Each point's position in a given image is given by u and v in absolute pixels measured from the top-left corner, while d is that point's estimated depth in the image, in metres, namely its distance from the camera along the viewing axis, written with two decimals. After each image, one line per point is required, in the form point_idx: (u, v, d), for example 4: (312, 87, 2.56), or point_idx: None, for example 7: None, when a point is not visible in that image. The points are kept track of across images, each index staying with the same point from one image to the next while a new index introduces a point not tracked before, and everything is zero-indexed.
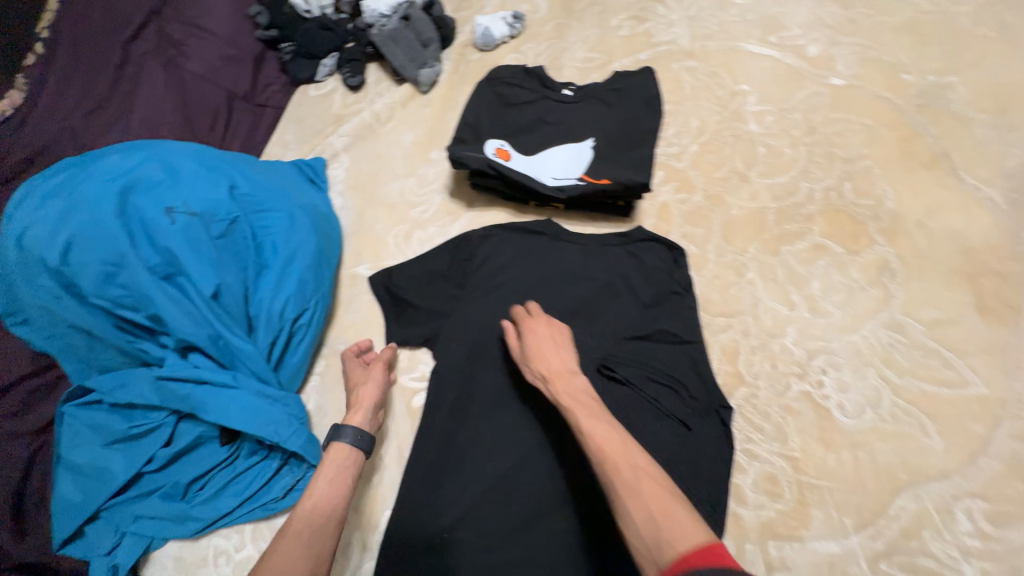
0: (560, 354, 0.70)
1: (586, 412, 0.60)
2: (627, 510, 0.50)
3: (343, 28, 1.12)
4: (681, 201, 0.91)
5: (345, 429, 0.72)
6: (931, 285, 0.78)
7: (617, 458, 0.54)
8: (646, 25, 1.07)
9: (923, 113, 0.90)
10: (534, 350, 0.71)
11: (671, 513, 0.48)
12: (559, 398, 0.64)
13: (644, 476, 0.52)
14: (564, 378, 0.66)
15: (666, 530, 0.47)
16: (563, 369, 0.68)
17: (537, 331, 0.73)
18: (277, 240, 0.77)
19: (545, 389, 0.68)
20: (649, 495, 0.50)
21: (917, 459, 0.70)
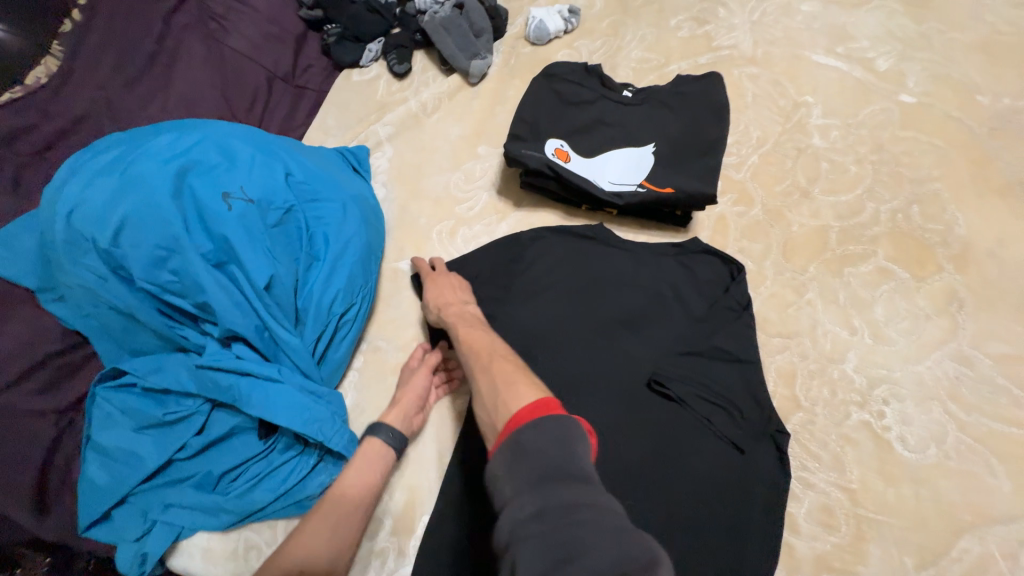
0: (453, 290, 0.81)
1: (465, 326, 0.72)
2: (479, 388, 0.61)
3: (391, 13, 1.08)
4: (739, 214, 0.88)
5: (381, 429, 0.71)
6: (1000, 319, 0.75)
7: (479, 355, 0.66)
8: (705, 28, 1.02)
9: (997, 138, 0.85)
10: (431, 287, 0.81)
11: (511, 388, 0.57)
12: (446, 320, 0.76)
13: (494, 361, 0.63)
14: (454, 306, 0.77)
15: (504, 398, 0.56)
16: (455, 300, 0.79)
17: (436, 272, 0.83)
18: (329, 230, 0.74)
19: (437, 318, 0.78)
20: (494, 373, 0.61)
21: (981, 499, 0.67)
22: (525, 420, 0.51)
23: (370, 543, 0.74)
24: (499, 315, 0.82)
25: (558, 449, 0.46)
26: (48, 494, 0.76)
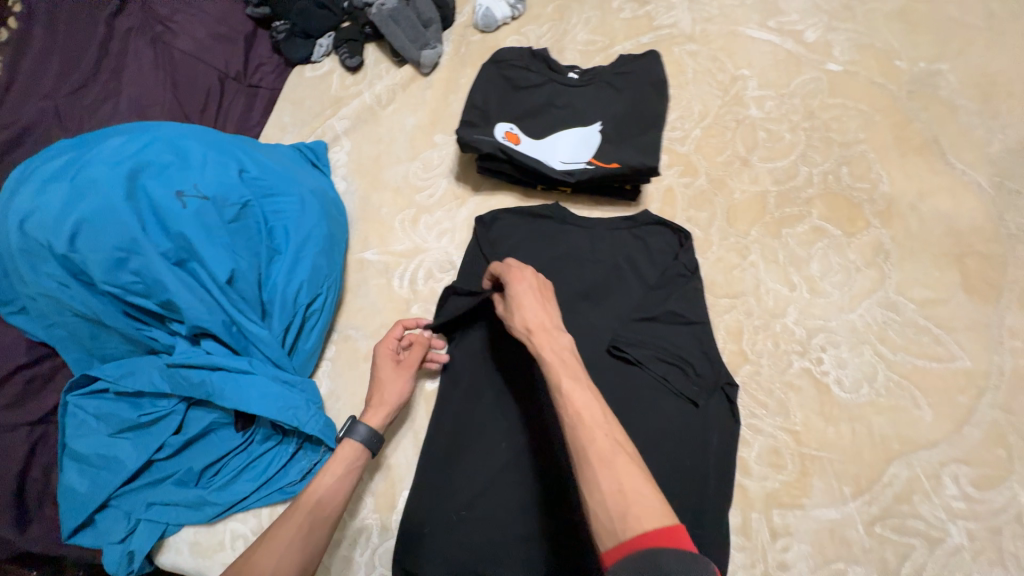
0: (542, 308, 0.67)
1: (567, 373, 0.59)
2: (595, 479, 0.51)
3: (338, 7, 1.08)
4: (686, 184, 0.93)
5: (358, 427, 0.73)
6: (921, 266, 0.82)
7: (592, 426, 0.54)
8: (646, 8, 1.06)
9: (915, 100, 0.91)
10: (518, 300, 0.68)
11: (637, 491, 0.50)
12: (543, 353, 0.62)
13: (621, 452, 0.52)
14: (548, 334, 0.64)
15: (632, 507, 0.49)
16: (547, 324, 0.65)
17: (521, 281, 0.70)
18: (289, 223, 0.75)
19: (525, 341, 0.65)
20: (621, 470, 0.51)
21: (908, 429, 0.74)
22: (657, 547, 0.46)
23: (355, 522, 0.78)
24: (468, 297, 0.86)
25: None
26: (30, 506, 0.77)
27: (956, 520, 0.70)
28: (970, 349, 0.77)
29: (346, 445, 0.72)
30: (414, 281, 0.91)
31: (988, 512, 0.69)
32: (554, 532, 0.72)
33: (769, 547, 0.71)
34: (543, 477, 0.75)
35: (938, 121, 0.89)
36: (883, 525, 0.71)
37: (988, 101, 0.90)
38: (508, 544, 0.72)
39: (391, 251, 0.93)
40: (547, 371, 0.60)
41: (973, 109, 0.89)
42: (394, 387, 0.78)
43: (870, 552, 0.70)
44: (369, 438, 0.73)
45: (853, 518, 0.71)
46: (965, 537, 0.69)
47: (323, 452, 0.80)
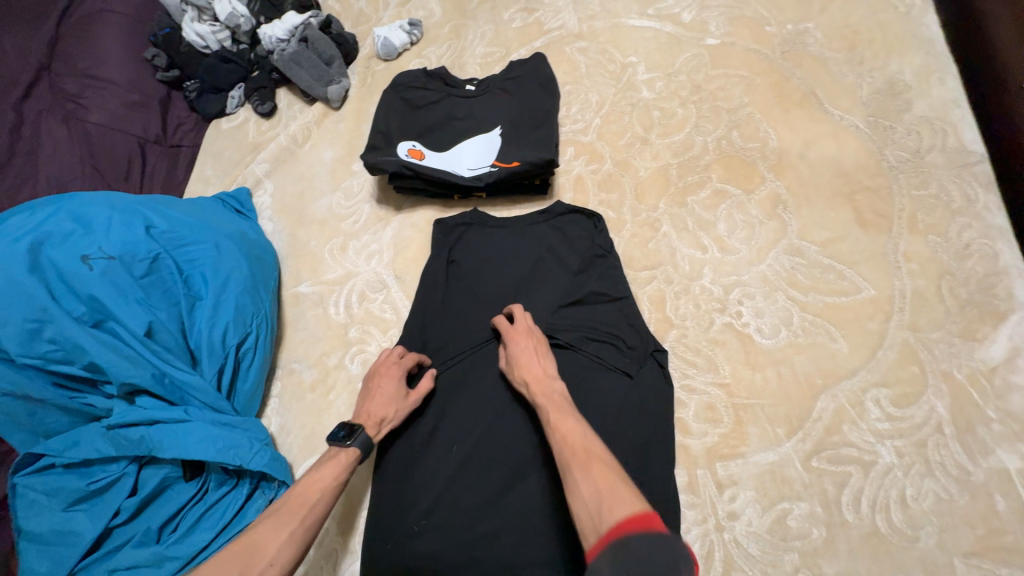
0: (537, 361, 0.74)
1: (559, 411, 0.65)
2: (575, 485, 0.55)
3: (245, 59, 1.13)
4: (594, 171, 0.97)
5: (360, 433, 0.72)
6: (818, 210, 0.87)
7: (575, 445, 0.59)
8: (536, 15, 1.13)
9: (788, 59, 0.98)
10: (516, 358, 0.75)
11: (611, 487, 0.52)
12: (536, 400, 0.69)
13: (594, 459, 0.56)
14: (542, 383, 0.70)
15: (606, 501, 0.51)
16: (543, 375, 0.72)
17: (519, 343, 0.76)
18: (206, 268, 0.79)
19: (524, 394, 0.72)
20: (597, 473, 0.54)
21: (829, 362, 0.78)
22: (631, 530, 0.47)
23: (319, 547, 0.82)
24: (416, 312, 0.89)
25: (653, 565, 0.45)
26: None
27: (884, 441, 0.72)
28: (872, 278, 0.81)
29: (346, 451, 0.71)
30: (350, 305, 0.93)
31: (910, 428, 0.72)
32: (513, 524, 0.73)
33: (718, 500, 0.73)
34: (496, 471, 0.76)
35: (812, 75, 0.96)
36: (818, 458, 0.73)
37: (854, 50, 0.97)
38: (471, 543, 0.73)
39: (323, 280, 0.96)
40: (540, 410, 0.67)
41: (841, 59, 0.96)
42: (382, 402, 0.77)
43: (811, 486, 0.72)
44: (366, 448, 0.72)
45: (790, 458, 0.73)
46: (895, 455, 0.71)
47: (278, 487, 0.81)
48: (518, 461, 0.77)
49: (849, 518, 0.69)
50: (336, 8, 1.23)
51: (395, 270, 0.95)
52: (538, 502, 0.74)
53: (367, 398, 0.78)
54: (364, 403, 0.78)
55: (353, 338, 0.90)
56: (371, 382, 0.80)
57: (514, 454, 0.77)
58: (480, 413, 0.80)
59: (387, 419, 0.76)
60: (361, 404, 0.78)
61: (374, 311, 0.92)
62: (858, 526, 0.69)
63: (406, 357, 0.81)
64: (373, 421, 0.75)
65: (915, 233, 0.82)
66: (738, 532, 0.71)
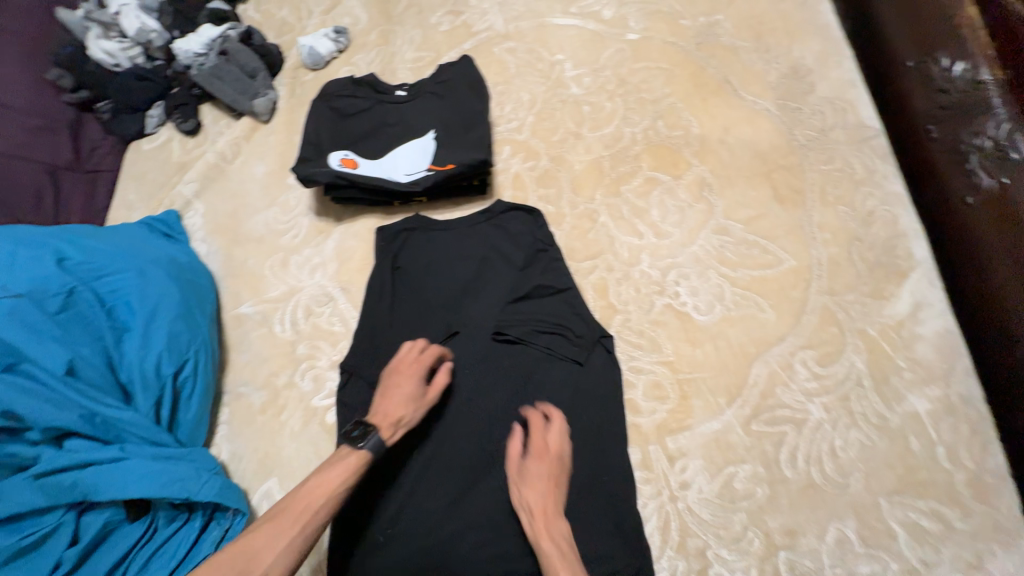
0: (549, 490, 0.70)
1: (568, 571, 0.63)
2: None
3: (161, 75, 1.08)
4: (531, 167, 0.99)
5: (372, 435, 0.70)
6: (739, 190, 0.92)
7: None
8: (462, 18, 1.14)
9: (703, 50, 1.04)
10: (529, 477, 0.70)
11: None
12: (541, 545, 0.66)
13: None
14: (550, 522, 0.67)
15: None
16: (552, 510, 0.68)
17: (537, 464, 0.71)
18: (131, 297, 0.76)
19: (524, 521, 0.68)
20: None
21: (760, 331, 0.83)
22: None
23: None
24: (365, 321, 0.88)
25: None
26: None
27: (813, 398, 0.78)
28: (792, 249, 0.87)
29: (356, 453, 0.69)
30: (296, 322, 0.91)
31: (834, 384, 0.78)
32: (479, 523, 0.74)
33: (670, 472, 0.77)
34: (458, 470, 0.77)
35: (725, 64, 1.02)
36: (757, 422, 0.78)
37: (760, 39, 1.03)
38: (440, 544, 0.73)
39: (266, 299, 0.93)
40: (540, 554, 0.65)
41: (749, 48, 1.03)
42: (398, 402, 0.74)
43: (752, 449, 0.76)
44: (378, 450, 0.70)
45: (732, 424, 0.78)
46: (823, 411, 0.77)
47: (235, 516, 0.77)
48: (479, 459, 0.78)
49: (788, 474, 0.75)
50: (257, 18, 1.19)
51: (340, 282, 0.93)
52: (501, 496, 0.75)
53: (382, 397, 0.75)
54: (381, 399, 0.75)
55: (301, 354, 0.88)
56: (388, 377, 0.77)
57: (474, 451, 0.78)
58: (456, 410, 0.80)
59: (403, 417, 0.73)
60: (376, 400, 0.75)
61: (321, 325, 0.90)
62: (796, 480, 0.74)
63: (428, 351, 0.79)
64: (389, 421, 0.72)
65: (826, 205, 0.89)
66: (691, 501, 0.75)
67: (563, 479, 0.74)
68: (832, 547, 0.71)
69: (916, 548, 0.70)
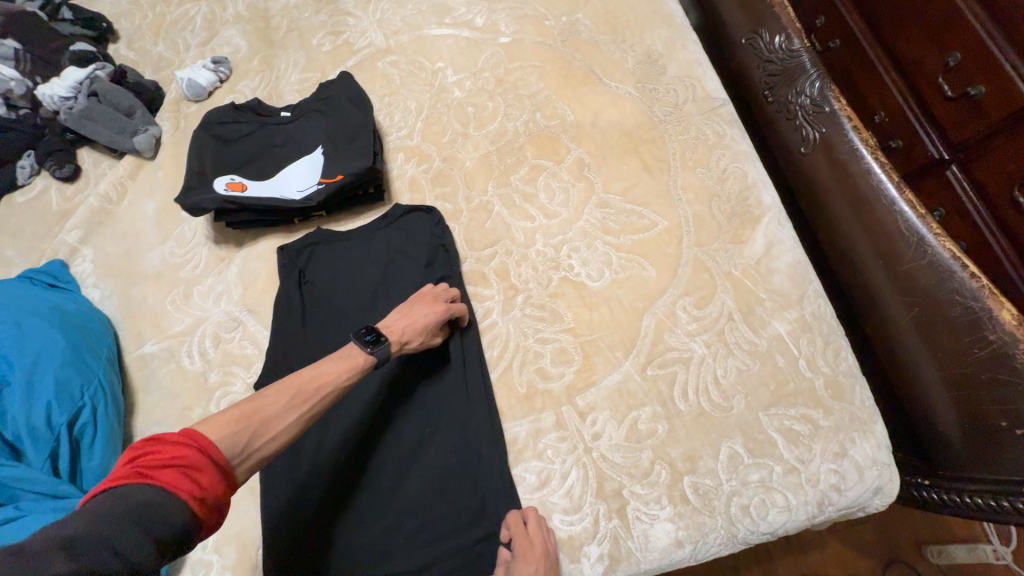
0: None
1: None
2: None
3: (29, 124, 1.04)
4: (425, 170, 1.05)
5: (381, 345, 0.76)
6: (613, 166, 1.02)
7: None
8: (343, 37, 1.18)
9: (569, 45, 1.14)
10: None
11: None
12: None
13: None
14: None
15: None
16: None
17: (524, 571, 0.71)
18: (8, 351, 0.74)
19: None
20: None
21: (645, 287, 0.92)
22: None
23: None
24: (277, 340, 0.88)
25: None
26: None
27: (695, 338, 0.88)
28: (663, 212, 0.98)
29: (363, 354, 0.75)
30: (205, 351, 0.90)
31: (710, 322, 0.89)
32: (415, 506, 0.80)
33: (583, 427, 0.84)
34: (385, 466, 0.82)
35: (589, 57, 1.12)
36: (651, 366, 0.87)
37: (617, 31, 1.15)
38: (378, 536, 0.78)
39: (170, 334, 0.92)
40: None
41: (608, 40, 1.14)
42: (416, 323, 0.81)
43: (650, 392, 0.85)
44: (383, 359, 0.76)
45: (631, 373, 0.87)
46: (704, 347, 0.87)
47: None
48: (407, 447, 0.83)
49: (682, 407, 0.84)
50: (131, 57, 1.17)
51: (246, 305, 0.93)
52: (434, 477, 0.81)
53: (403, 313, 0.82)
54: (403, 316, 0.81)
55: (215, 383, 0.88)
56: (412, 303, 0.84)
57: (397, 446, 0.83)
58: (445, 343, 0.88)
59: (409, 341, 0.80)
60: (392, 320, 0.81)
61: (233, 351, 0.90)
62: (689, 411, 0.83)
63: (454, 304, 0.86)
64: (399, 336, 0.79)
65: (687, 169, 1.01)
66: (604, 448, 0.82)
67: (482, 455, 0.82)
68: (726, 463, 0.81)
69: (794, 450, 0.81)
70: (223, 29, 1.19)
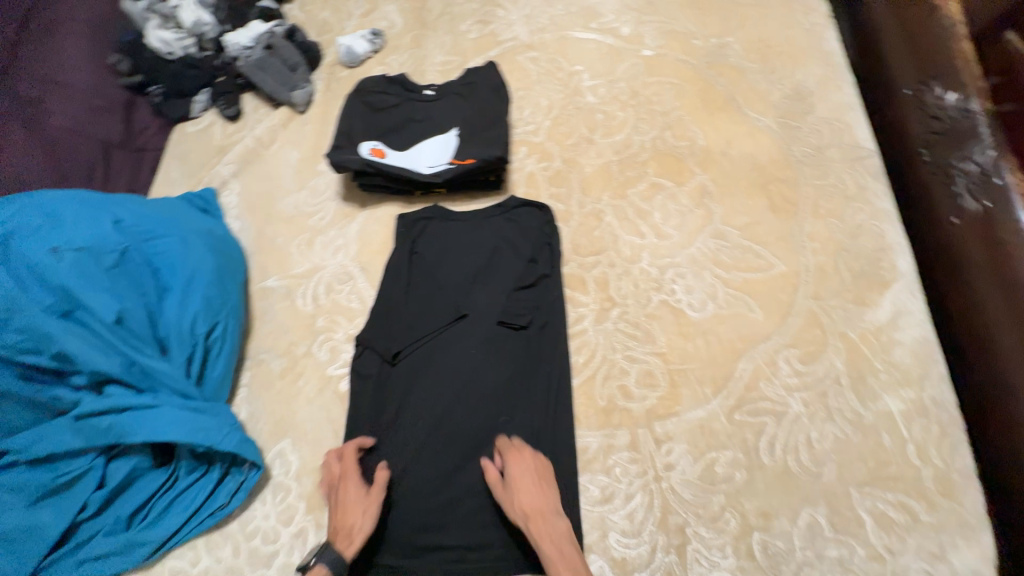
0: (542, 493, 0.77)
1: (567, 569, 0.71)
2: None
3: (210, 65, 1.17)
4: (545, 168, 1.07)
5: (327, 553, 0.73)
6: (737, 199, 0.99)
7: None
8: (490, 27, 1.22)
9: (713, 68, 1.11)
10: (515, 483, 0.77)
11: None
12: (540, 542, 0.73)
13: None
14: (545, 520, 0.75)
15: None
16: (545, 511, 0.76)
17: (523, 468, 0.78)
18: (174, 262, 0.84)
19: (525, 526, 0.75)
20: None
21: (749, 330, 0.89)
22: None
23: (291, 525, 0.81)
24: (382, 301, 0.94)
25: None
26: None
27: (794, 394, 0.84)
28: (783, 256, 0.93)
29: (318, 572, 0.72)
30: (317, 296, 0.98)
31: (814, 381, 0.84)
32: (476, 488, 0.82)
33: (656, 454, 0.83)
34: (455, 444, 0.84)
35: (733, 83, 1.10)
36: (740, 411, 0.83)
37: (768, 60, 1.11)
38: (437, 507, 0.81)
39: (291, 274, 1.00)
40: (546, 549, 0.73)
41: (757, 68, 1.11)
42: (344, 501, 0.77)
43: (733, 437, 0.82)
44: (336, 562, 0.72)
45: (717, 413, 0.84)
46: (802, 405, 0.83)
47: (249, 470, 0.82)
48: (478, 431, 0.85)
49: (765, 461, 0.80)
50: (300, 18, 1.29)
51: (360, 262, 1.00)
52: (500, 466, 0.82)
53: (331, 500, 0.79)
54: (335, 516, 0.77)
55: (320, 326, 0.95)
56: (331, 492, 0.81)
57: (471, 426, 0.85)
58: (534, 338, 0.90)
59: (354, 523, 0.76)
60: (333, 524, 0.77)
61: (341, 301, 0.97)
62: (773, 467, 0.80)
63: (344, 457, 0.81)
64: (343, 533, 0.75)
65: (818, 217, 0.96)
66: (674, 481, 0.81)
67: (551, 460, 0.82)
68: (803, 529, 0.76)
69: (883, 537, 0.75)
70: (383, 4, 1.27)
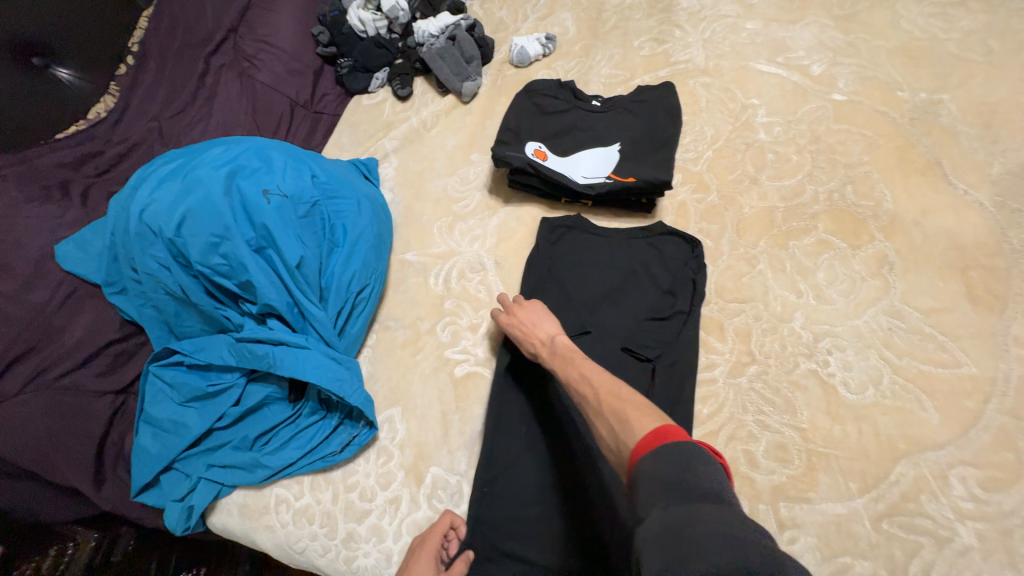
0: (541, 324, 0.82)
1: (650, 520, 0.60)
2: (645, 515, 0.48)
3: (394, 47, 1.27)
4: (698, 200, 1.01)
5: None
6: (925, 277, 0.87)
7: None
8: (664, 47, 1.19)
9: (917, 126, 0.99)
10: (522, 328, 0.83)
11: None
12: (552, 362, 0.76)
13: None
14: (551, 345, 0.78)
15: None
16: (549, 338, 0.80)
17: (521, 315, 0.84)
18: (347, 222, 0.91)
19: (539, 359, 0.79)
20: None
21: (916, 430, 0.77)
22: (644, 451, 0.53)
23: (387, 491, 0.83)
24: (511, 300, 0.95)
25: (689, 470, 0.49)
26: (105, 466, 0.82)
27: (964, 520, 0.71)
28: (976, 355, 0.80)
29: None
30: (449, 280, 1.01)
31: (997, 514, 0.70)
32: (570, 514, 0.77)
33: (776, 538, 0.74)
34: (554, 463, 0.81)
35: (939, 145, 0.97)
36: (890, 521, 0.72)
37: (989, 128, 0.97)
38: (523, 522, 0.77)
39: (429, 253, 1.04)
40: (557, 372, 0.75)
41: (974, 134, 0.96)
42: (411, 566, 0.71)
43: (877, 548, 0.71)
44: None
45: (859, 513, 0.73)
46: (974, 537, 0.69)
47: (362, 427, 0.86)
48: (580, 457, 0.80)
49: None
50: (479, 14, 1.34)
51: (494, 256, 1.01)
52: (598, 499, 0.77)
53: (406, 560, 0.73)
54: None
55: (447, 308, 0.98)
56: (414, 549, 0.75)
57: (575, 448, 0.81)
58: (657, 374, 0.85)
59: None
60: None
61: (469, 289, 0.99)
62: None
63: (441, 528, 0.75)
64: None
65: None
66: None
67: None
68: None
69: None
70: (560, 10, 1.29)
